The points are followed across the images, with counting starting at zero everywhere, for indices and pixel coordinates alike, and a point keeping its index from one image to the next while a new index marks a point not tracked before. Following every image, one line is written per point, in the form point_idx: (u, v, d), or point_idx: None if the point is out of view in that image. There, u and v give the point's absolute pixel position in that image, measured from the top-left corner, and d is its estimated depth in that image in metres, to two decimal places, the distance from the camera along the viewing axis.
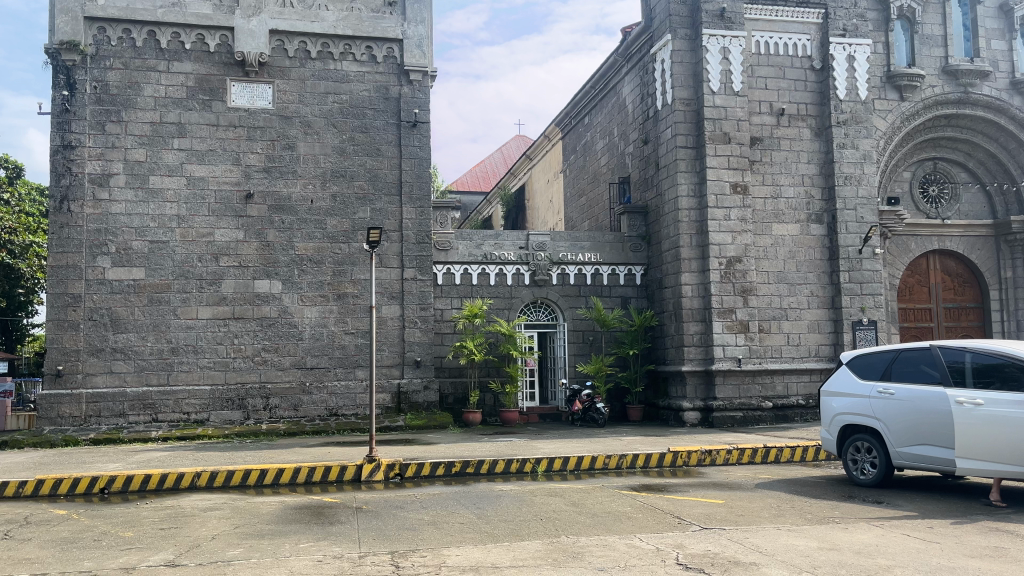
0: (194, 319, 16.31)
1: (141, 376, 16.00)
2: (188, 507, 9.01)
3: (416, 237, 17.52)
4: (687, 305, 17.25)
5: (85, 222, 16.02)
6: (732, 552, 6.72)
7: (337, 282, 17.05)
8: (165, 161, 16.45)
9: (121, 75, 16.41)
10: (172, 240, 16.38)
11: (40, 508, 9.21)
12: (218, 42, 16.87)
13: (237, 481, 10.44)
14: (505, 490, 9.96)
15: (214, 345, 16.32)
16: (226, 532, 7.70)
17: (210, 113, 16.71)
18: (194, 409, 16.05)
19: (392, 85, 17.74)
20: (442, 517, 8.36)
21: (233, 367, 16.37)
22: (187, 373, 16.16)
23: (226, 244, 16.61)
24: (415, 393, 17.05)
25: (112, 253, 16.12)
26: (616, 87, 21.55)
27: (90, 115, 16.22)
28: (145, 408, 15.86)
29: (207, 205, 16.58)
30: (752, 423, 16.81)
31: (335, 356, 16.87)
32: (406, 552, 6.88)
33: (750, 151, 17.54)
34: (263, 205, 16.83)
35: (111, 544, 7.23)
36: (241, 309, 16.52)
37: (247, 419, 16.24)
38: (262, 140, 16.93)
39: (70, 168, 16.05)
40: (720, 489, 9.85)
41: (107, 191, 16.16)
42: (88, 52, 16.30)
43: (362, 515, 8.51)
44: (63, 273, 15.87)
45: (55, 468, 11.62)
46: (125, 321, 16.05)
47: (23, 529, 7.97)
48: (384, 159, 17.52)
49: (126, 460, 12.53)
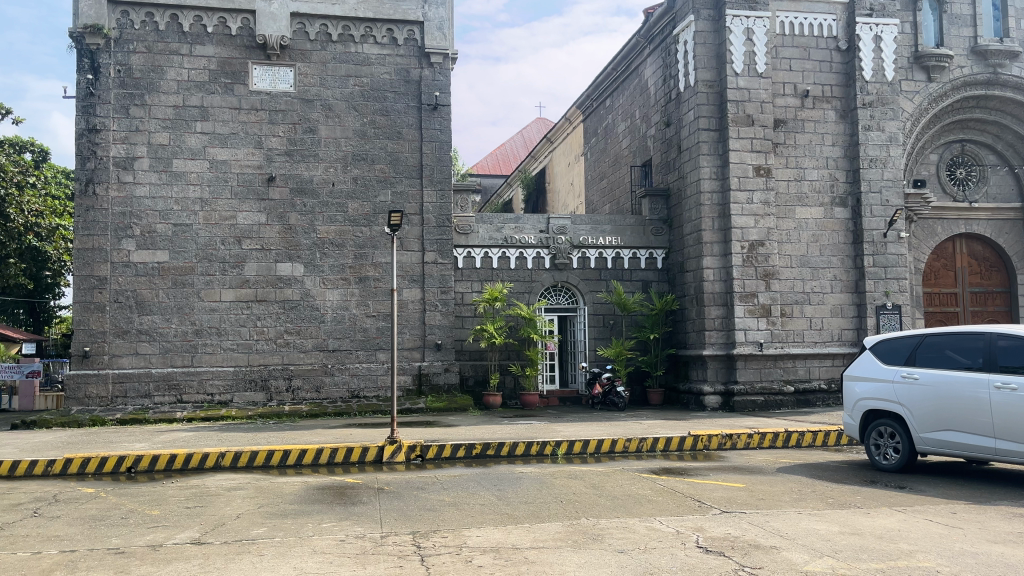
0: (217, 301, 16.47)
1: (166, 357, 16.20)
2: (213, 487, 9.15)
3: (437, 221, 17.54)
4: (709, 289, 17.16)
5: (110, 205, 16.20)
6: (753, 535, 6.72)
7: (358, 265, 17.12)
8: (188, 145, 16.56)
9: (145, 58, 16.51)
10: (196, 223, 16.51)
11: (68, 486, 9.38)
12: (240, 25, 16.93)
13: (260, 461, 10.56)
14: (525, 472, 10.02)
15: (237, 327, 16.49)
16: (250, 511, 7.81)
17: (233, 96, 16.78)
18: (218, 391, 16.23)
19: (412, 67, 17.71)
20: (463, 498, 8.42)
21: (256, 349, 16.52)
22: (210, 355, 16.34)
23: (249, 227, 16.72)
24: (435, 375, 17.13)
25: (137, 236, 16.29)
26: (638, 69, 21.37)
27: (114, 99, 16.35)
28: (170, 389, 16.07)
29: (229, 188, 16.69)
30: (773, 407, 16.72)
31: (357, 339, 16.98)
32: (427, 533, 6.94)
33: (774, 134, 17.35)
34: (285, 187, 16.91)
35: (138, 522, 7.35)
36: (264, 292, 16.66)
37: (270, 400, 16.42)
38: (283, 123, 16.98)
39: (95, 152, 16.21)
40: (741, 473, 9.83)
41: (131, 174, 16.32)
42: (111, 36, 16.41)
43: (384, 496, 8.60)
44: (88, 256, 16.07)
45: (83, 447, 11.84)
46: (150, 303, 16.24)
47: (53, 506, 8.13)
48: (404, 142, 17.52)
49: (153, 439, 12.72)
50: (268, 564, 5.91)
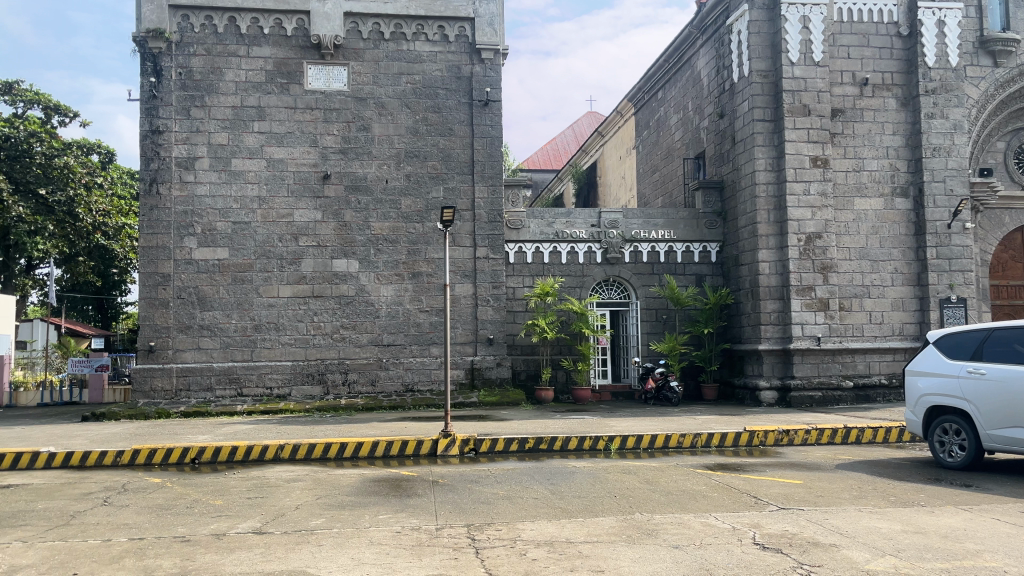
0: (275, 297, 16.84)
1: (227, 351, 16.62)
2: (273, 478, 9.38)
3: (489, 216, 17.62)
4: (765, 282, 16.88)
5: (172, 204, 16.67)
6: (811, 532, 6.61)
7: (411, 261, 17.32)
8: (246, 145, 16.94)
9: (204, 61, 16.93)
10: (254, 220, 16.89)
11: (136, 476, 9.72)
12: (295, 26, 17.23)
13: (318, 454, 10.77)
14: (578, 466, 10.02)
15: (295, 322, 16.84)
16: (310, 502, 7.99)
17: (288, 96, 17.10)
18: (277, 384, 16.60)
19: (464, 63, 17.80)
20: (517, 492, 8.46)
21: (313, 344, 16.85)
22: (269, 350, 16.71)
23: (305, 224, 17.04)
24: (488, 369, 17.23)
25: (198, 234, 16.74)
26: (690, 60, 21.12)
27: (176, 100, 16.81)
28: (230, 382, 16.49)
29: (286, 186, 17.03)
30: (832, 403, 16.37)
31: (410, 334, 17.18)
32: (482, 525, 7.01)
33: (832, 123, 16.97)
34: (339, 185, 17.19)
35: (202, 512, 7.58)
36: (320, 288, 16.96)
37: (327, 393, 16.72)
38: (337, 122, 17.24)
39: (158, 153, 16.69)
40: (799, 470, 9.67)
41: (192, 174, 16.77)
42: (173, 39, 16.87)
43: (438, 489, 8.69)
44: (152, 253, 16.57)
45: (150, 439, 12.24)
46: (211, 300, 16.68)
47: (122, 495, 8.44)
48: (456, 138, 17.63)
49: (215, 432, 13.08)
50: (327, 554, 6.04)
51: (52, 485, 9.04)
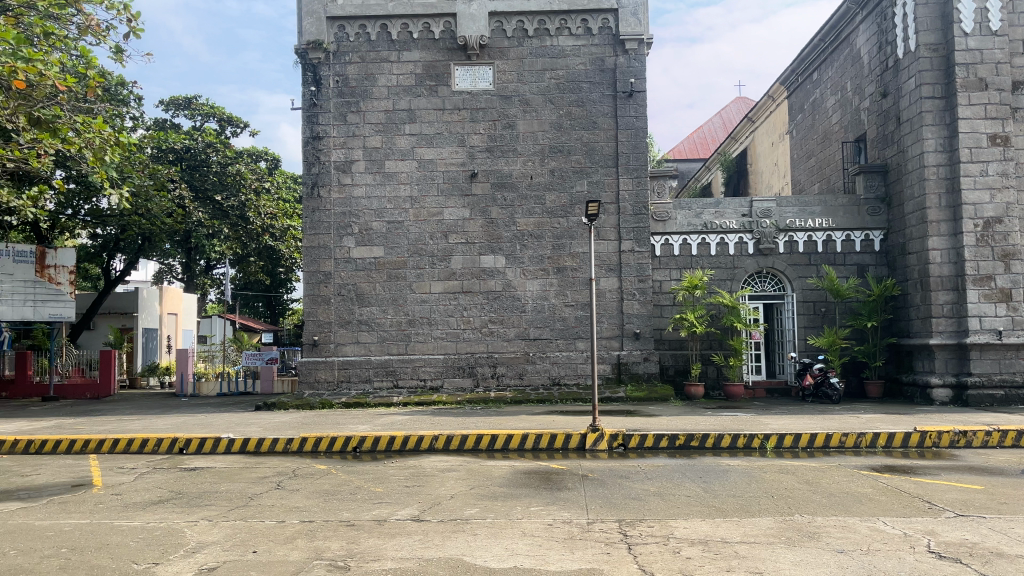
0: (427, 293, 17.42)
1: (383, 345, 17.38)
2: (429, 468, 9.72)
3: (634, 209, 17.43)
4: (936, 272, 15.74)
5: (332, 206, 17.60)
6: (995, 543, 6.08)
7: (556, 256, 17.42)
8: (398, 147, 17.62)
9: (359, 68, 17.75)
10: (406, 219, 17.54)
11: (305, 461, 10.35)
12: (442, 28, 17.71)
13: (470, 445, 11.05)
14: (731, 464, 9.74)
15: (446, 317, 17.36)
16: (464, 492, 8.21)
17: (437, 98, 17.63)
18: (430, 376, 17.18)
19: (607, 56, 17.66)
20: (669, 488, 8.33)
21: (463, 338, 17.30)
22: (422, 344, 17.33)
23: (454, 222, 17.51)
24: (635, 364, 17.06)
25: (355, 233, 17.58)
26: (849, 38, 19.95)
27: (334, 107, 17.72)
28: (387, 374, 17.23)
29: (436, 185, 17.56)
30: (1016, 403, 14.98)
31: (557, 328, 17.30)
32: (634, 521, 6.94)
33: (1012, 97, 15.55)
34: (486, 182, 17.53)
35: (365, 498, 7.96)
36: (468, 284, 17.39)
37: (477, 386, 17.14)
38: (484, 120, 17.59)
39: (318, 157, 17.66)
40: (978, 474, 8.93)
41: (350, 176, 17.62)
42: (330, 49, 17.79)
43: (589, 483, 8.70)
44: (315, 253, 17.58)
45: (316, 427, 13.02)
46: (368, 296, 17.48)
47: (293, 480, 9.01)
48: (600, 132, 17.54)
49: (374, 422, 13.73)
50: (482, 543, 6.18)
51: (233, 468, 9.79)
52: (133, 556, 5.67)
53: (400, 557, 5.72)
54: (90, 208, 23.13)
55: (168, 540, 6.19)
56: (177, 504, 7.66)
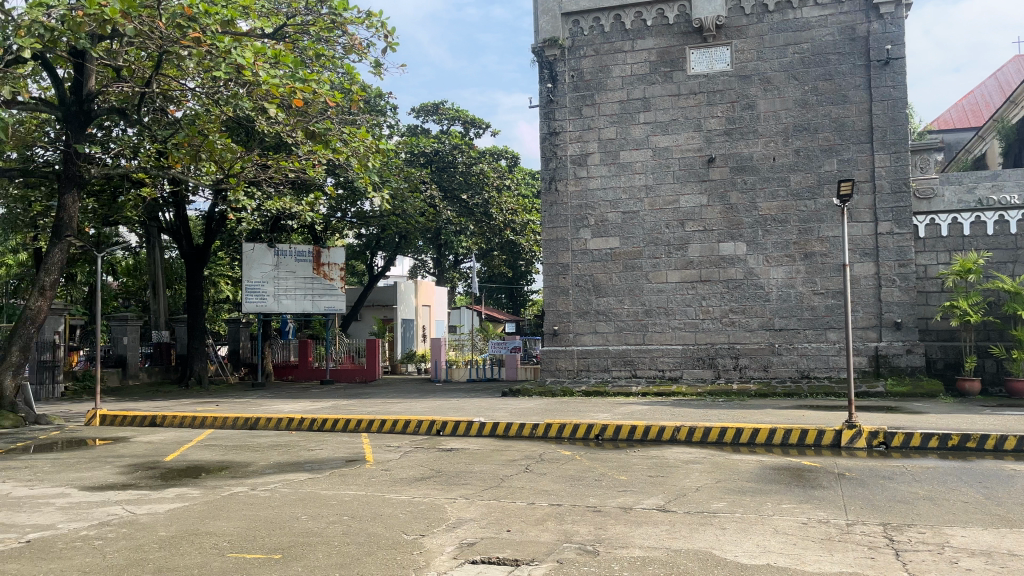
0: (665, 282, 17.24)
1: (621, 335, 17.48)
2: (672, 459, 9.63)
3: (892, 187, 16.00)
4: None
5: (569, 199, 17.99)
6: None
7: (803, 241, 16.46)
8: (633, 137, 17.58)
9: (594, 61, 17.94)
10: (642, 209, 17.46)
11: (550, 447, 10.70)
12: (677, 12, 17.37)
13: (714, 438, 10.79)
14: (1018, 470, 8.64)
15: (684, 307, 17.07)
16: (710, 485, 8.04)
17: (672, 84, 17.34)
18: (669, 367, 17.01)
19: (859, 23, 16.34)
20: (941, 493, 7.57)
21: (703, 328, 16.91)
22: (660, 334, 17.19)
23: (692, 209, 17.14)
24: (896, 356, 15.71)
25: (592, 225, 17.81)
26: None
27: (569, 102, 18.08)
28: (625, 364, 17.32)
29: (672, 173, 17.30)
30: None
31: (804, 318, 16.36)
32: (901, 526, 6.40)
33: None
34: (725, 167, 16.97)
35: (610, 485, 8.07)
36: (708, 272, 16.96)
37: (718, 377, 16.69)
38: (721, 103, 17.03)
39: (555, 152, 18.13)
40: None
41: (586, 169, 17.89)
42: (566, 45, 18.17)
43: (846, 482, 8.15)
44: (554, 245, 18.09)
45: (559, 415, 13.42)
46: (606, 286, 17.65)
47: (539, 464, 9.35)
48: (851, 106, 16.28)
49: (615, 411, 13.86)
50: (731, 538, 6.02)
51: (484, 451, 10.37)
52: (403, 527, 6.18)
53: (648, 546, 5.73)
54: (355, 210, 25.55)
55: (432, 514, 6.69)
56: (437, 481, 8.26)
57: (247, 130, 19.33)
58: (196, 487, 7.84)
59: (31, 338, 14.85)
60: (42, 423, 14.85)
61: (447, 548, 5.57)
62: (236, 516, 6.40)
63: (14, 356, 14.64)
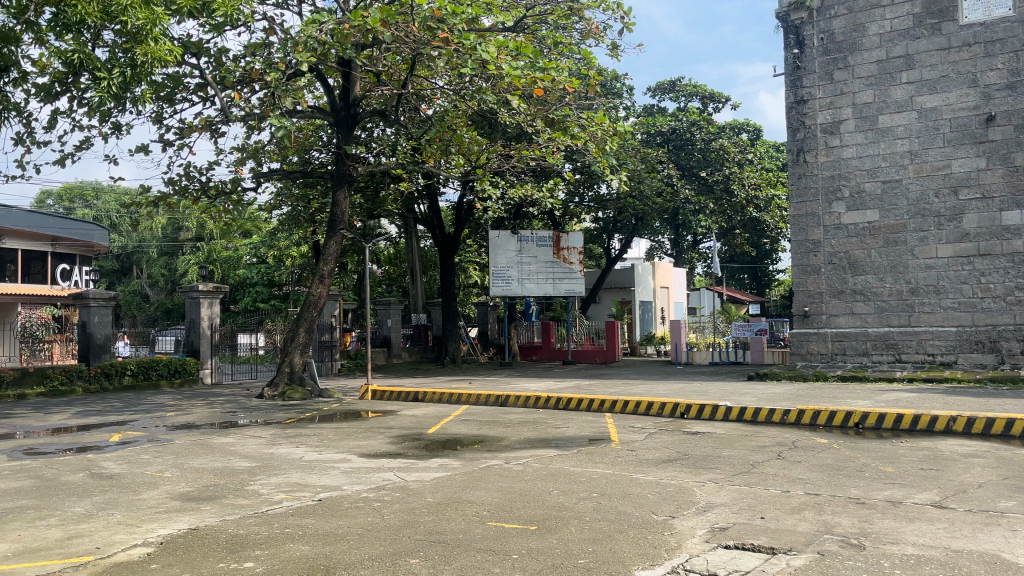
0: (934, 258, 15.60)
1: (882, 316, 16.13)
2: (948, 451, 8.74)
3: None
4: None
5: (820, 170, 16.88)
6: None
7: None
8: (894, 99, 16.06)
9: (846, 20, 16.64)
10: (905, 177, 15.91)
11: (804, 434, 10.17)
12: None
13: (1000, 430, 9.62)
14: None
15: (958, 285, 15.34)
16: (997, 482, 7.19)
17: (941, 36, 15.58)
18: (940, 351, 15.43)
19: None
20: None
21: (982, 308, 15.11)
22: (929, 315, 15.61)
23: (966, 175, 15.34)
24: None
25: (847, 197, 16.58)
26: None
27: (819, 67, 16.96)
28: (888, 348, 15.98)
29: (942, 136, 15.58)
30: None
31: None
32: None
33: None
34: (1008, 125, 14.96)
35: (875, 477, 7.50)
36: (987, 245, 15.09)
37: (1002, 363, 14.86)
38: (1003, 53, 15.01)
39: (803, 122, 17.13)
40: None
41: (838, 138, 16.68)
42: (814, 6, 17.04)
43: None
44: (803, 221, 17.12)
45: (813, 400, 12.69)
46: (863, 264, 16.36)
47: (793, 451, 8.92)
48: None
49: (877, 397, 12.84)
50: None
51: (733, 435, 10.09)
52: (653, 508, 6.20)
53: (923, 544, 5.26)
54: (593, 194, 25.85)
55: (681, 496, 6.64)
56: (685, 464, 8.18)
57: (491, 123, 20.29)
58: (456, 459, 8.42)
59: (314, 320, 16.77)
60: (325, 395, 16.75)
61: (699, 531, 5.50)
62: (493, 487, 6.79)
63: (302, 336, 16.63)
